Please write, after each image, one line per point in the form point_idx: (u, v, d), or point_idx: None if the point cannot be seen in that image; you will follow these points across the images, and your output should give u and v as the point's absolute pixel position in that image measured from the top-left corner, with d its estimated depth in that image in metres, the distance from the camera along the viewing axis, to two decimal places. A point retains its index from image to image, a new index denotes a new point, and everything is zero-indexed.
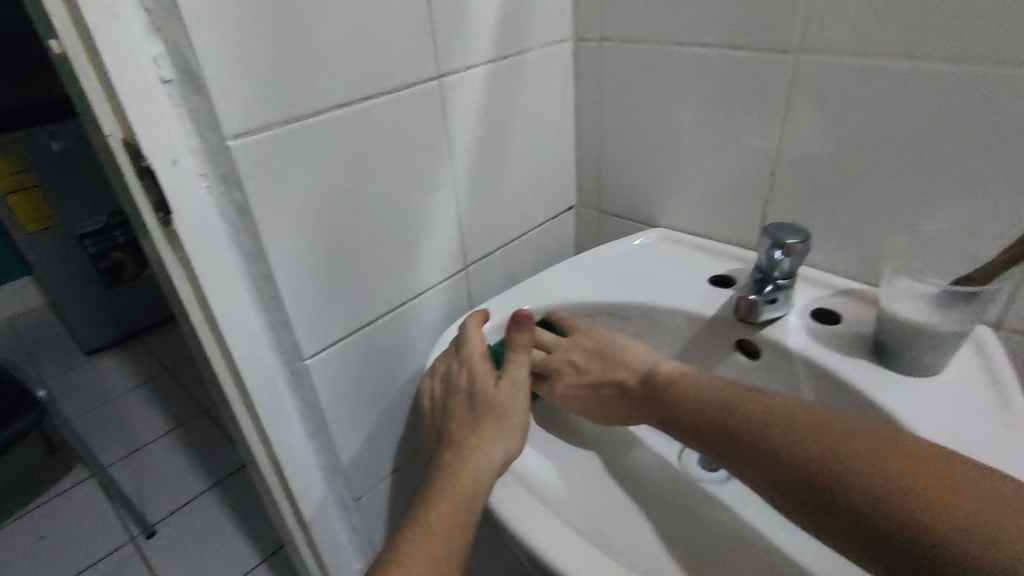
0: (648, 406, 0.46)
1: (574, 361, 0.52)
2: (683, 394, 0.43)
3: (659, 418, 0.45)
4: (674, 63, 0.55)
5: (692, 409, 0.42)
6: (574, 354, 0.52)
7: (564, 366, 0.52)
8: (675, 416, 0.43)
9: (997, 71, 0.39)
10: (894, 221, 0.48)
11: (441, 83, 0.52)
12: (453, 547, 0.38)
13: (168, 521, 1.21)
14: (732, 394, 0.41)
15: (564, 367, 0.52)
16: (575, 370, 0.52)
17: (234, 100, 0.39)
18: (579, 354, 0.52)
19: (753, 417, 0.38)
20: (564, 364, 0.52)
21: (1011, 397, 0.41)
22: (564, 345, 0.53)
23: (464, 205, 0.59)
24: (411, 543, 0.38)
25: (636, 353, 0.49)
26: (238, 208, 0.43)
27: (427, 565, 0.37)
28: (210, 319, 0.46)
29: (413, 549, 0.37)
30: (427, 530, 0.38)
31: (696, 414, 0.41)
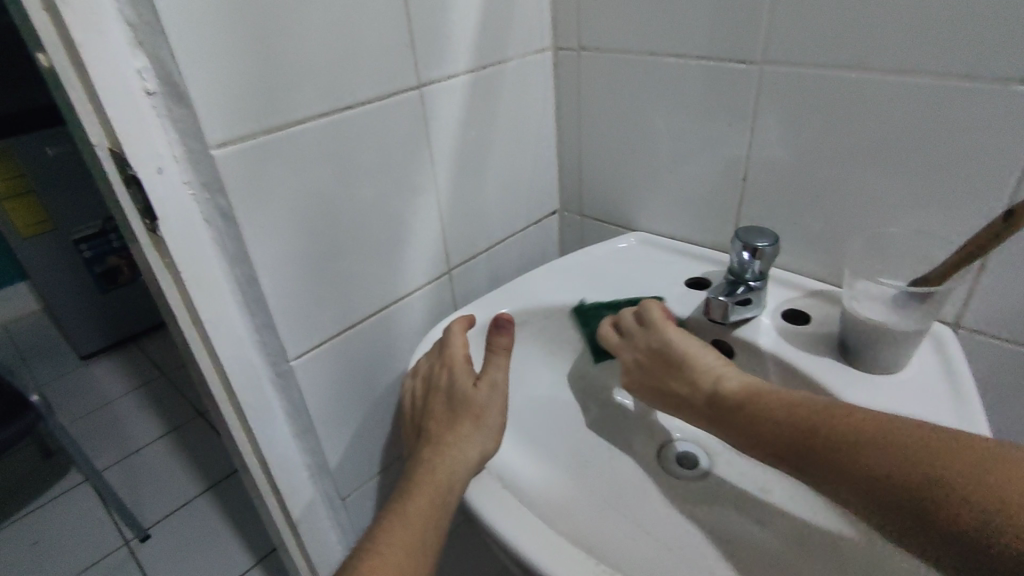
0: (714, 415, 0.43)
1: (649, 355, 0.49)
2: (758, 400, 0.40)
3: (729, 430, 0.41)
4: (648, 71, 0.57)
5: (765, 413, 0.39)
6: (650, 346, 0.49)
7: (641, 356, 0.49)
8: (747, 429, 0.40)
9: (948, 81, 0.41)
10: (859, 224, 0.50)
11: (421, 92, 0.53)
12: (424, 541, 0.40)
13: (162, 525, 1.22)
14: (807, 404, 0.38)
15: (637, 359, 0.50)
16: (649, 362, 0.49)
17: (217, 110, 0.40)
18: (654, 347, 0.48)
19: (836, 426, 0.35)
20: (639, 355, 0.50)
21: (967, 394, 0.43)
22: (643, 337, 0.50)
23: (447, 210, 0.60)
24: (384, 537, 0.39)
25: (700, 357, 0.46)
26: (222, 215, 0.44)
27: (398, 557, 0.38)
28: (196, 322, 0.47)
29: (385, 543, 0.39)
30: (401, 526, 0.40)
31: (775, 427, 0.38)
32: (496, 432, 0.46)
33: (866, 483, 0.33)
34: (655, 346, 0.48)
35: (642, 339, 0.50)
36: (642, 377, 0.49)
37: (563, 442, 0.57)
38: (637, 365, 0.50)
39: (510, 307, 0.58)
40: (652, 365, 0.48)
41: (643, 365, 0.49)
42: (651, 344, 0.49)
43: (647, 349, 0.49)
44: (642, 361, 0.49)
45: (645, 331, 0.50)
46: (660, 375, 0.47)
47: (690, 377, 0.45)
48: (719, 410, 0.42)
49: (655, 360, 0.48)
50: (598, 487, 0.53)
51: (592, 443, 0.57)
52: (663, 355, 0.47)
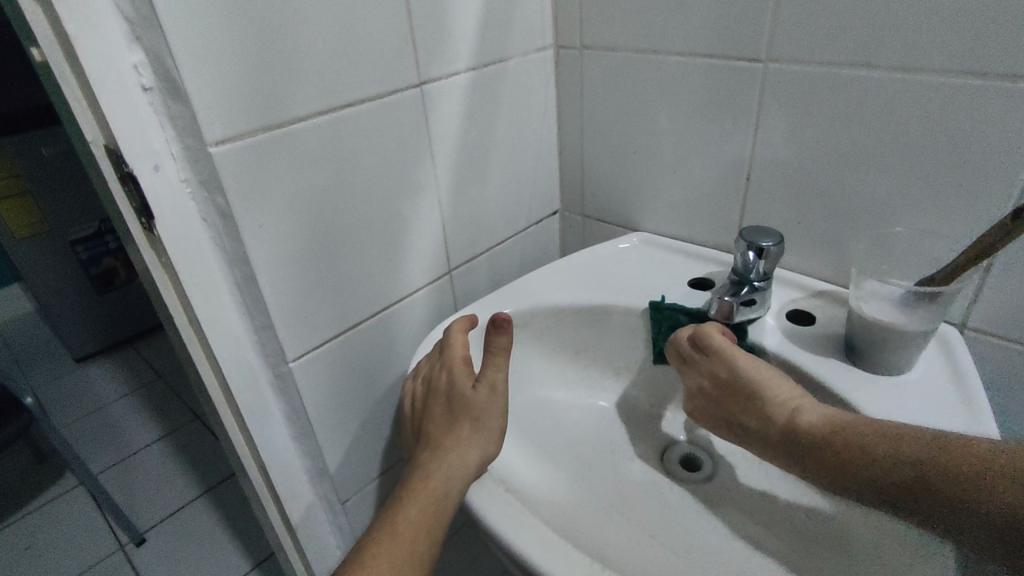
0: (792, 452, 0.40)
1: (717, 384, 0.46)
2: (841, 437, 0.37)
3: (809, 469, 0.39)
4: (651, 70, 0.57)
5: (853, 454, 0.36)
6: (717, 375, 0.46)
7: (709, 385, 0.47)
8: (831, 467, 0.37)
9: (955, 78, 0.41)
10: (865, 224, 0.49)
11: (422, 90, 0.52)
12: (421, 546, 0.39)
13: (158, 529, 1.21)
14: (902, 442, 0.35)
15: (706, 388, 0.47)
16: (719, 392, 0.46)
17: (215, 108, 0.40)
18: (721, 377, 0.45)
19: (937, 469, 0.32)
20: (707, 385, 0.47)
21: (976, 395, 0.42)
22: (706, 365, 0.47)
23: (447, 210, 0.60)
24: (381, 543, 0.39)
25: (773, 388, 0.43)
26: (220, 214, 0.43)
27: (392, 562, 0.38)
28: (193, 323, 0.46)
29: (382, 550, 0.39)
30: (398, 532, 0.39)
31: (868, 469, 0.35)
32: (497, 437, 0.45)
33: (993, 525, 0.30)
34: (722, 375, 0.45)
35: (706, 368, 0.47)
36: (711, 406, 0.47)
37: (565, 444, 0.56)
38: (706, 394, 0.47)
39: (512, 307, 0.57)
40: (721, 395, 0.46)
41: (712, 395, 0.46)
42: (718, 373, 0.46)
43: (714, 377, 0.46)
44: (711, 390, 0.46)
45: (706, 357, 0.47)
46: (731, 405, 0.45)
47: (760, 408, 0.42)
48: (796, 446, 0.39)
49: (723, 389, 0.45)
50: (601, 489, 0.52)
51: (594, 445, 0.56)
52: (732, 386, 0.45)
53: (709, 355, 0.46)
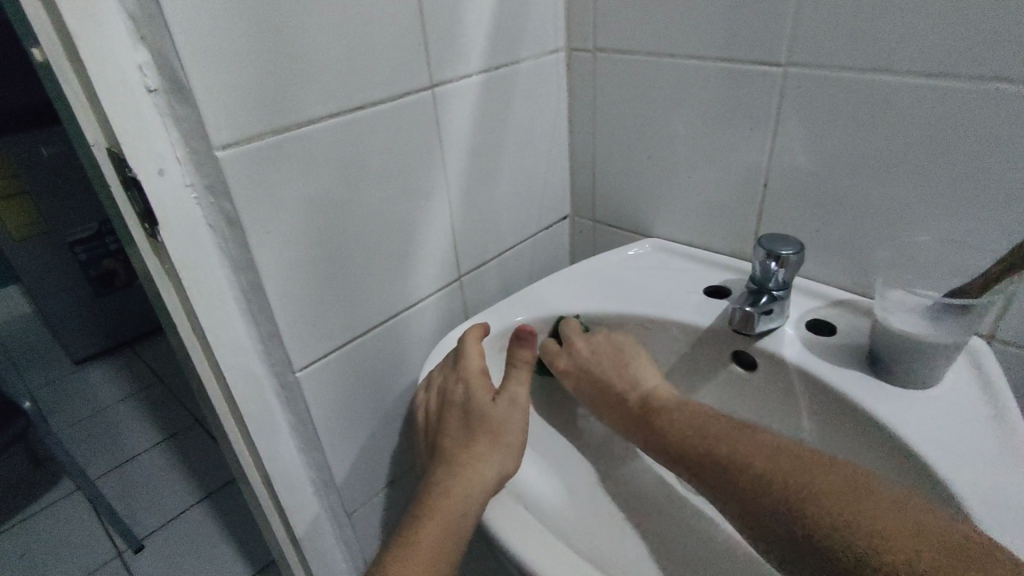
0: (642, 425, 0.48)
1: (595, 366, 0.53)
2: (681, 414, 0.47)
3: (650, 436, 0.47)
4: (666, 73, 0.55)
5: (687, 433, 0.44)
6: (602, 359, 0.53)
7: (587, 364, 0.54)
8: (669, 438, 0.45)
9: (986, 84, 0.39)
10: (888, 232, 0.48)
11: (432, 93, 0.51)
12: (437, 568, 0.38)
13: (156, 535, 1.19)
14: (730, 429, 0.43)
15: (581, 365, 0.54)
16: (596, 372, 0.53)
17: (222, 110, 0.38)
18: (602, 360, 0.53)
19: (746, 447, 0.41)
20: (588, 362, 0.54)
21: (1008, 409, 0.41)
22: (596, 350, 0.54)
23: (456, 215, 0.58)
24: (395, 564, 0.37)
25: (646, 373, 0.52)
26: (226, 219, 0.42)
27: None
28: (197, 331, 0.45)
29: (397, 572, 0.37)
30: (414, 554, 0.38)
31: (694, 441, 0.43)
32: (518, 451, 0.44)
33: (762, 501, 0.37)
34: (605, 361, 0.53)
35: (591, 351, 0.54)
36: (585, 384, 0.53)
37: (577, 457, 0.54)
38: (581, 372, 0.54)
39: (523, 315, 0.56)
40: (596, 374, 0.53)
41: (586, 375, 0.53)
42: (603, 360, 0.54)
43: (591, 363, 0.53)
44: (587, 367, 0.53)
45: (594, 343, 0.54)
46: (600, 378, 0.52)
47: (632, 378, 0.52)
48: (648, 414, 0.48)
49: (601, 370, 0.53)
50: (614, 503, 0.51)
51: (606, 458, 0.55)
52: (610, 371, 0.52)
53: (595, 345, 0.54)
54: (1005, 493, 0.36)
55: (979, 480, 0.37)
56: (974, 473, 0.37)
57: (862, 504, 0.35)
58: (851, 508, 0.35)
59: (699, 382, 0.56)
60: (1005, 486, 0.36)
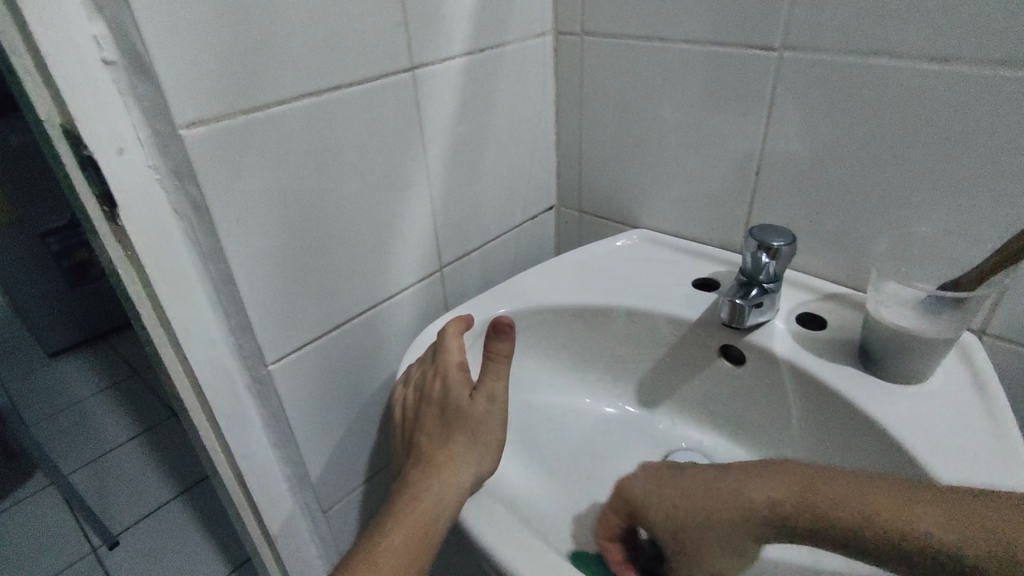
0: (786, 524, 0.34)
1: (681, 523, 0.36)
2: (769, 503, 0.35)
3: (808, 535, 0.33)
4: (657, 58, 0.54)
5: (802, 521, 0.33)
6: (660, 501, 0.38)
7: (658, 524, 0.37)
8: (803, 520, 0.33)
9: (985, 70, 0.38)
10: (880, 225, 0.47)
11: (414, 75, 0.49)
12: None
13: (131, 532, 1.16)
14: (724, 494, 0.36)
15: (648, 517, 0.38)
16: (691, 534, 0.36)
17: (187, 87, 0.36)
18: (647, 495, 0.38)
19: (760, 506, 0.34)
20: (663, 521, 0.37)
21: (1000, 406, 0.40)
22: (643, 486, 0.39)
23: (438, 203, 0.56)
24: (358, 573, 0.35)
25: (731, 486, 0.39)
26: (192, 203, 0.40)
27: None
28: (163, 322, 0.43)
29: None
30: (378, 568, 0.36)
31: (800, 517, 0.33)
32: (495, 451, 0.42)
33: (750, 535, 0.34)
34: (678, 505, 0.37)
35: (641, 488, 0.39)
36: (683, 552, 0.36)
37: (563, 454, 0.53)
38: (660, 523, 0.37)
39: (506, 308, 0.54)
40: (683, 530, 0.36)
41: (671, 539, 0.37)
42: (661, 498, 0.38)
43: (670, 501, 0.37)
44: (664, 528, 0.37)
45: (625, 480, 0.40)
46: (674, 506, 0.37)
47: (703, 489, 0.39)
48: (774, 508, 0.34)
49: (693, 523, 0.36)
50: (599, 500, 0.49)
51: (590, 453, 0.53)
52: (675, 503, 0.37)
53: (647, 476, 0.39)
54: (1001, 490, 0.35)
55: (976, 479, 0.35)
56: (966, 470, 0.36)
57: (817, 485, 0.33)
58: (834, 489, 0.33)
59: (686, 377, 0.54)
60: (997, 484, 0.35)
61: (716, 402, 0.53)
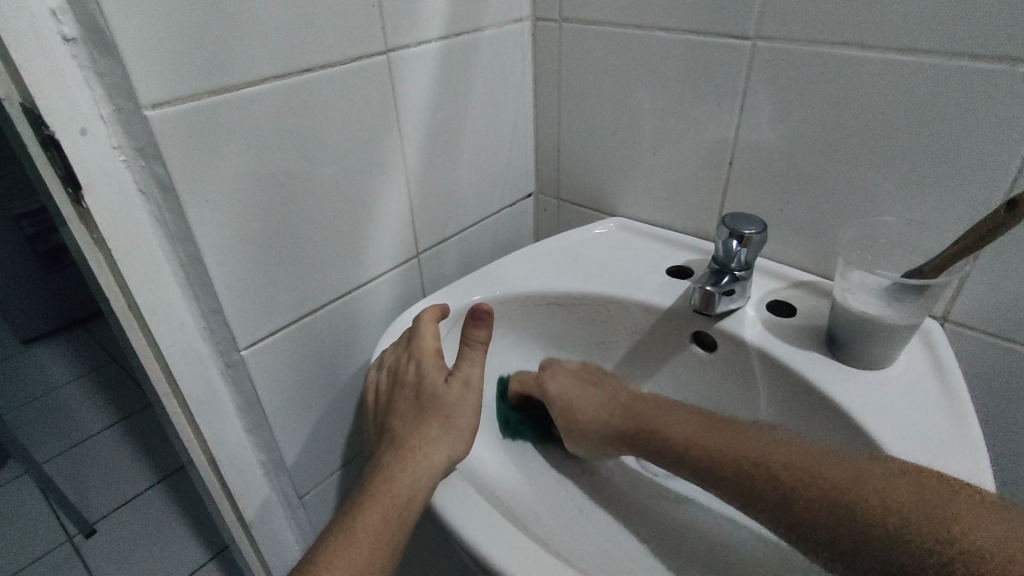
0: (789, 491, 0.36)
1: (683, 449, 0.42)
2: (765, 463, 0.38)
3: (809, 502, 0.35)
4: (633, 46, 0.54)
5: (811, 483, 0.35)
6: (666, 425, 0.45)
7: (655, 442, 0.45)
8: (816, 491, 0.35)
9: (950, 61, 0.39)
10: (849, 214, 0.48)
11: (389, 58, 0.48)
12: (375, 560, 0.36)
13: (109, 520, 1.15)
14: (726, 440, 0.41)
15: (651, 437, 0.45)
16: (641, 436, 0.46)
17: (152, 66, 0.35)
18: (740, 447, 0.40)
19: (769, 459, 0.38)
20: (699, 454, 0.41)
21: (957, 390, 0.41)
22: (576, 393, 0.52)
23: (415, 188, 0.56)
24: (331, 557, 0.36)
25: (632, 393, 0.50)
26: (160, 185, 0.39)
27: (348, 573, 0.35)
28: (131, 306, 0.42)
29: (332, 567, 0.35)
30: (348, 553, 0.36)
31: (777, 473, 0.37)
32: (468, 436, 0.42)
33: (782, 515, 0.36)
34: (747, 455, 0.39)
35: (569, 391, 0.52)
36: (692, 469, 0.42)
37: None
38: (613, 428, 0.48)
39: (482, 294, 0.54)
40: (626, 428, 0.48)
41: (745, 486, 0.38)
42: (581, 403, 0.51)
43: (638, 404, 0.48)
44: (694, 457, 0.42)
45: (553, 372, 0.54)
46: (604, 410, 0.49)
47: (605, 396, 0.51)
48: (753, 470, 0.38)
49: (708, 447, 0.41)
50: None
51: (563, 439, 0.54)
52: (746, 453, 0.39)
53: (583, 385, 0.53)
54: (957, 471, 0.36)
55: (934, 462, 0.37)
56: (925, 453, 0.37)
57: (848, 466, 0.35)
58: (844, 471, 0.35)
59: (660, 363, 0.55)
60: (954, 467, 0.36)
61: (689, 388, 0.54)
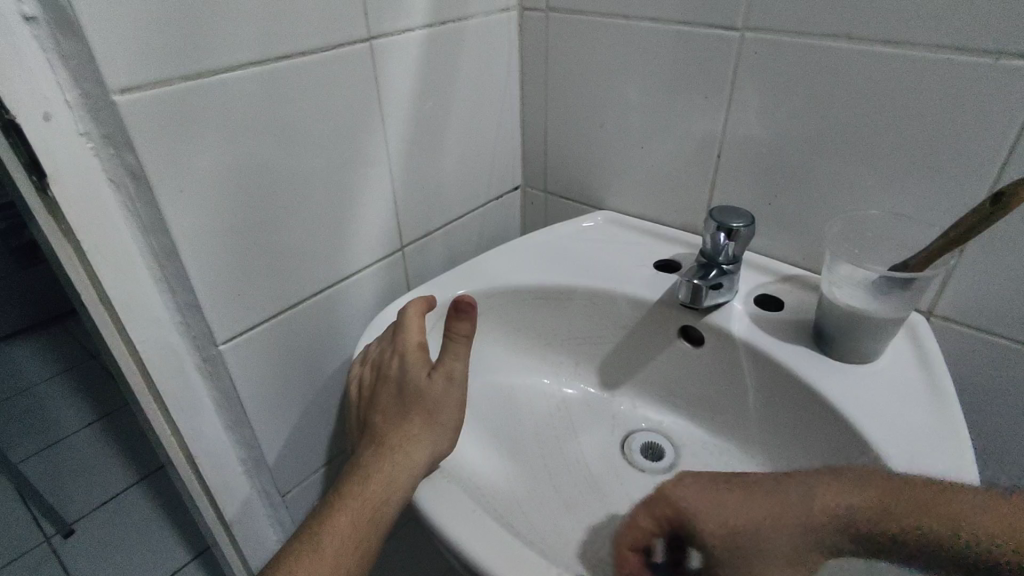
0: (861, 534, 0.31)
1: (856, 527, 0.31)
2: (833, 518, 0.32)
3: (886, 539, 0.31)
4: (621, 37, 0.53)
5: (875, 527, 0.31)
6: (801, 513, 0.31)
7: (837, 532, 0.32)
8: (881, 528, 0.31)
9: (937, 54, 0.39)
10: (836, 207, 0.48)
11: (371, 46, 0.47)
12: (349, 558, 0.35)
13: (88, 519, 1.12)
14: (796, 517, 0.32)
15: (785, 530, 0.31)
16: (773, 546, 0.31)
17: (120, 50, 0.34)
18: (902, 501, 0.31)
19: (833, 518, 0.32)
20: (860, 527, 0.31)
21: (944, 385, 0.41)
22: (698, 496, 0.33)
23: (399, 180, 0.55)
24: (303, 555, 0.35)
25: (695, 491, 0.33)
26: (130, 173, 0.37)
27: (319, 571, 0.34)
28: (103, 300, 0.41)
29: (304, 564, 0.35)
30: (321, 550, 0.35)
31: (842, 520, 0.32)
32: (450, 433, 0.41)
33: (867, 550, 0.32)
34: (925, 508, 0.30)
35: (695, 498, 0.33)
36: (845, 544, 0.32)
37: (524, 434, 0.52)
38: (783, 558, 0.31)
39: (467, 288, 0.53)
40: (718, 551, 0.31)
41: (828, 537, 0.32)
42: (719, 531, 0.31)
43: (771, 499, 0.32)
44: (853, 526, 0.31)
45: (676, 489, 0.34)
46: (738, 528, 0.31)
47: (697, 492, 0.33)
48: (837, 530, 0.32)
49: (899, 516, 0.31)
50: (557, 478, 0.49)
51: (549, 435, 0.53)
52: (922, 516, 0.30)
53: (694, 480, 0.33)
54: (941, 465, 0.36)
55: (920, 454, 0.37)
56: (910, 448, 0.37)
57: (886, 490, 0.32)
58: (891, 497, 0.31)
59: (648, 358, 0.55)
60: (938, 461, 0.36)
61: (677, 383, 0.54)
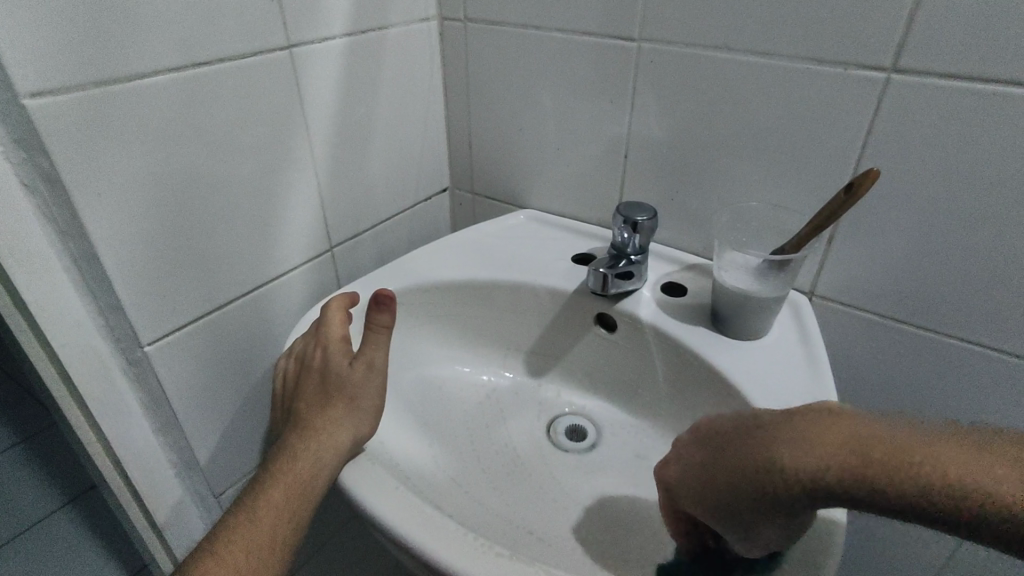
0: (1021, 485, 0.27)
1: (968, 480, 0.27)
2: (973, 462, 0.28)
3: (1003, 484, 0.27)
4: (534, 46, 0.57)
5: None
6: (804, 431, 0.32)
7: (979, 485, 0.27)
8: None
9: (799, 64, 0.44)
10: (729, 201, 0.53)
11: (291, 53, 0.49)
12: (279, 534, 0.37)
13: (9, 549, 1.06)
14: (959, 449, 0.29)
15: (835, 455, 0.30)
16: (900, 487, 0.28)
17: (25, 54, 0.34)
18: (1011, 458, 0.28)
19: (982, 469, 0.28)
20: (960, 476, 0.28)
21: (819, 355, 0.47)
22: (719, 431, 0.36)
23: (325, 182, 0.56)
24: (235, 532, 0.36)
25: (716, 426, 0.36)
26: (46, 177, 0.38)
27: (248, 548, 0.36)
28: (20, 305, 0.41)
29: (236, 540, 0.36)
30: (253, 526, 0.37)
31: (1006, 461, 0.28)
32: (373, 416, 0.43)
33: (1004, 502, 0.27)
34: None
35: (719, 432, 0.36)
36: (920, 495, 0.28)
37: (453, 422, 0.55)
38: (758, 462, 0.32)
39: (395, 284, 0.56)
40: (867, 475, 0.29)
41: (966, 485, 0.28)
42: (825, 453, 0.30)
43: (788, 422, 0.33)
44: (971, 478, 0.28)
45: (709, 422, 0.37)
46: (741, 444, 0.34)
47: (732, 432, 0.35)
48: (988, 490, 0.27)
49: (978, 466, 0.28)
50: (486, 461, 0.52)
51: (479, 422, 0.56)
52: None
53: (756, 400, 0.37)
54: None
55: None
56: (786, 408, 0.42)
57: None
58: None
59: (569, 346, 0.58)
60: None
61: (596, 367, 0.57)
